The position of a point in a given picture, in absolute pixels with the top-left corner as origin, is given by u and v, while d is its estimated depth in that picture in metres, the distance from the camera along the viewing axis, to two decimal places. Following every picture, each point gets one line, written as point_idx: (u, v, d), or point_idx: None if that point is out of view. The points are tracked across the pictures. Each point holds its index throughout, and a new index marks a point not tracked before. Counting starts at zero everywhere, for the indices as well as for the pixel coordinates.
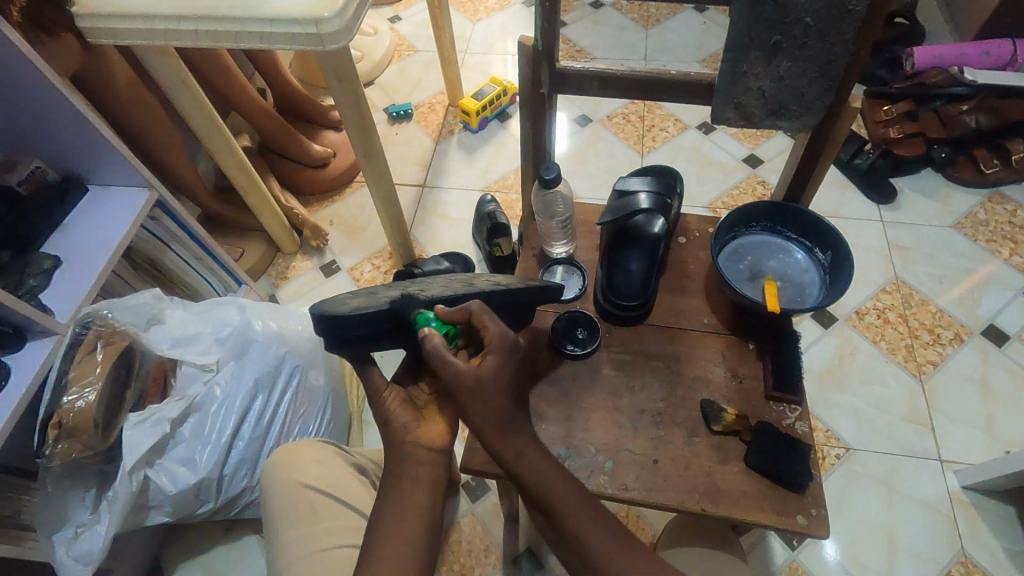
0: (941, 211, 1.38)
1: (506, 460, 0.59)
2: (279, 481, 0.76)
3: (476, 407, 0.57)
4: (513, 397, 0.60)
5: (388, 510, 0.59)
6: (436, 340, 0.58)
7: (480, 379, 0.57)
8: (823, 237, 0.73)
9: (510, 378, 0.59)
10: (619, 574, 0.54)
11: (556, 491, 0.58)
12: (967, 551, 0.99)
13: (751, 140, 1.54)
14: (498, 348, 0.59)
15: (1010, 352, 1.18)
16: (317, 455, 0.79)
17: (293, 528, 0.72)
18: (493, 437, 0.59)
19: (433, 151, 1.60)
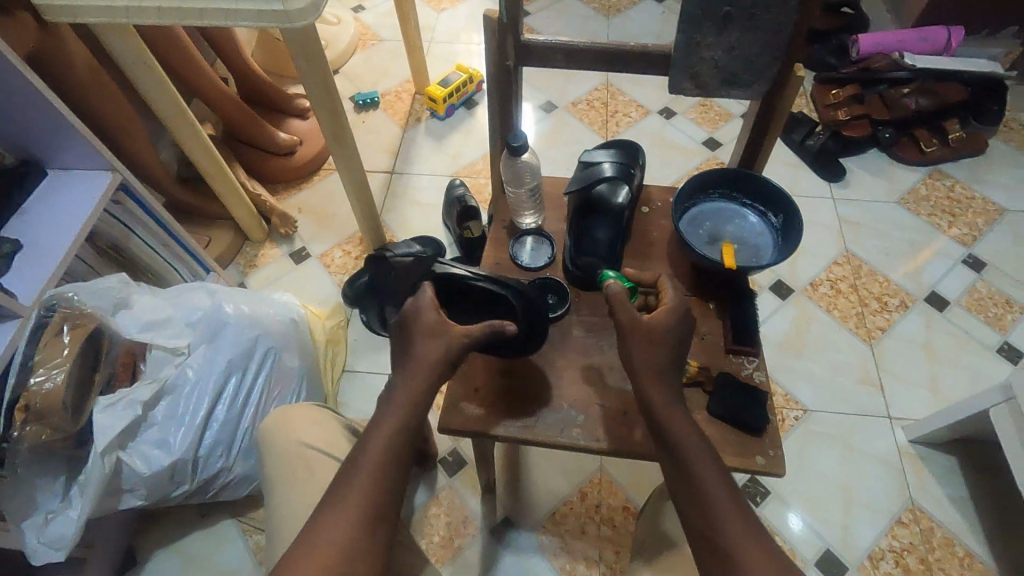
0: (887, 188, 1.47)
1: (643, 380, 0.61)
2: (274, 444, 0.78)
3: (646, 353, 0.61)
4: (677, 355, 0.63)
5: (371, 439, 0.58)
6: (618, 288, 0.65)
7: (657, 328, 0.63)
8: (776, 201, 0.78)
9: (680, 337, 0.63)
10: (733, 532, 0.52)
11: (677, 418, 0.59)
12: (915, 499, 1.06)
13: (709, 124, 1.60)
14: (676, 310, 0.64)
15: (951, 316, 1.26)
16: (310, 417, 0.80)
17: (291, 488, 0.73)
18: (651, 386, 0.60)
19: (401, 139, 1.61)
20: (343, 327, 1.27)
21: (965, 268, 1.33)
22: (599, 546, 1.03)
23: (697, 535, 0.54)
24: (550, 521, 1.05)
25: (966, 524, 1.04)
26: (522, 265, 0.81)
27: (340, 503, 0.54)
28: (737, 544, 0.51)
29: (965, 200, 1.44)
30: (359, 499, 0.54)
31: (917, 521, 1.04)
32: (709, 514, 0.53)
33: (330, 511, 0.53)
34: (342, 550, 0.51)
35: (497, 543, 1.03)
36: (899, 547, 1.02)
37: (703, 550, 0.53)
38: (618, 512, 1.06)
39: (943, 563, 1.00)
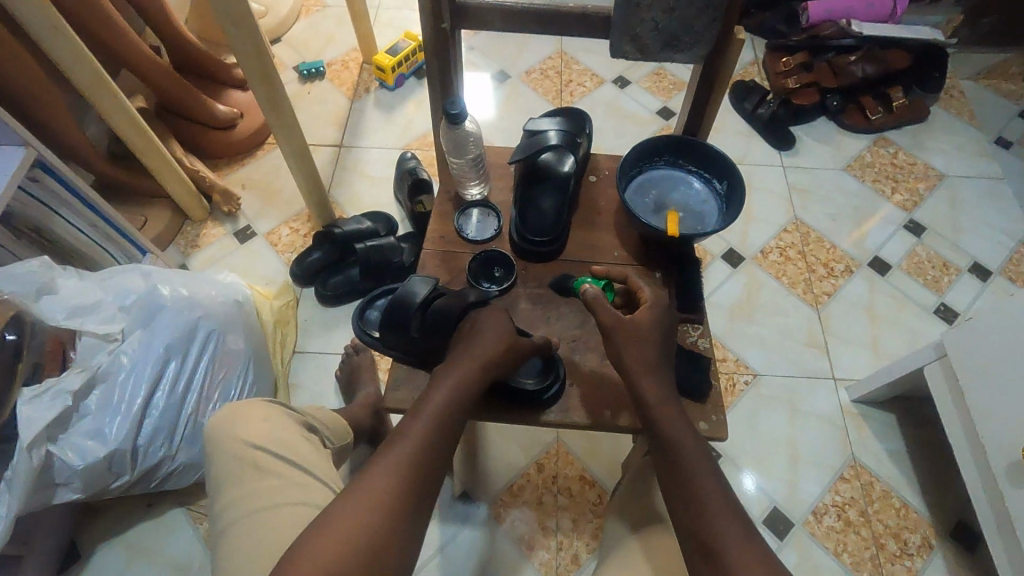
0: (834, 155, 1.49)
1: (638, 382, 0.62)
2: (216, 445, 0.69)
3: (633, 350, 0.63)
4: (665, 351, 0.64)
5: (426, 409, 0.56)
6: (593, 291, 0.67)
7: (639, 326, 0.65)
8: (720, 168, 0.78)
9: (666, 331, 0.65)
10: (718, 517, 0.52)
11: (677, 422, 0.59)
12: (857, 455, 1.11)
13: (663, 93, 1.59)
14: (655, 305, 0.67)
15: (892, 279, 1.31)
16: (261, 415, 0.72)
17: (233, 490, 0.66)
18: (642, 381, 0.62)
19: (348, 110, 1.55)
20: (292, 307, 1.23)
21: (906, 233, 1.37)
22: (556, 515, 1.04)
23: (687, 533, 0.54)
24: (508, 493, 1.06)
25: (903, 476, 1.09)
26: (468, 238, 0.79)
27: (390, 449, 0.53)
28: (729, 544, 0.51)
29: (907, 166, 1.48)
30: (404, 464, 0.52)
31: (858, 476, 1.09)
32: (710, 514, 0.53)
33: (370, 475, 0.52)
34: (393, 496, 0.50)
35: (455, 517, 1.03)
36: (841, 502, 1.06)
37: (692, 546, 0.53)
38: (575, 481, 1.07)
39: (882, 515, 1.05)
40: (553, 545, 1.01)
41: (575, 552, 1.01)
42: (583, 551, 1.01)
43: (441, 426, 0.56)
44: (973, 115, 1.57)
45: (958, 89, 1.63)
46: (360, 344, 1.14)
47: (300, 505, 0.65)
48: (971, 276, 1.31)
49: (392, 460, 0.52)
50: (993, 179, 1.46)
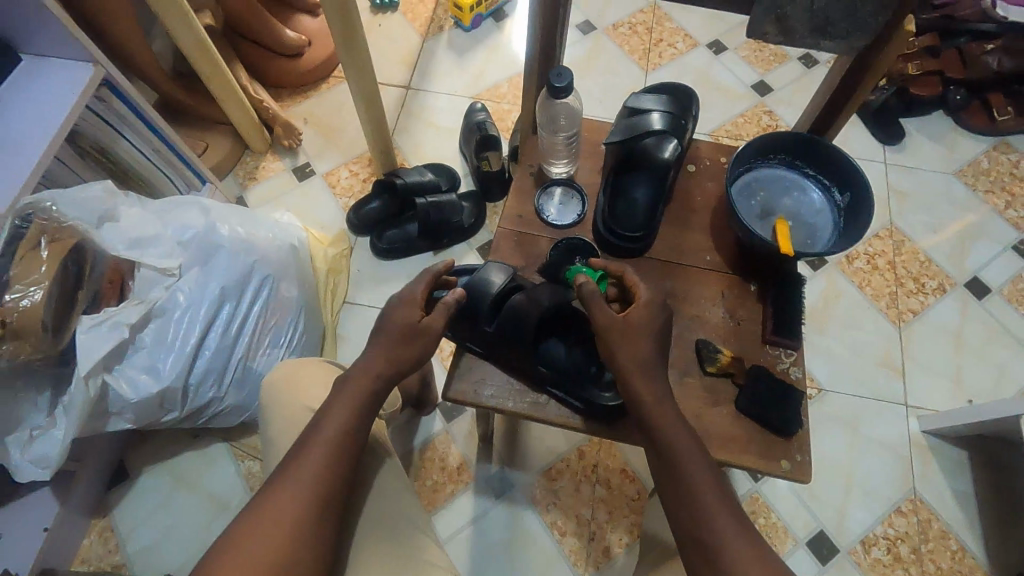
0: (945, 157, 1.34)
1: (631, 381, 0.58)
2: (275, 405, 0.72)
3: (625, 350, 0.58)
4: (661, 345, 0.60)
5: (336, 402, 0.58)
6: (591, 288, 0.61)
7: (632, 325, 0.59)
8: (845, 176, 0.68)
9: (662, 330, 0.60)
10: (720, 521, 0.51)
11: (669, 423, 0.56)
12: (918, 490, 1.04)
13: (762, 65, 1.44)
14: (650, 303, 0.61)
15: (988, 305, 1.19)
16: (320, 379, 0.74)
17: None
18: (636, 382, 0.58)
19: (419, 50, 1.46)
20: (346, 256, 1.20)
21: (1014, 255, 1.24)
22: (592, 505, 1.02)
23: (687, 537, 0.52)
24: (545, 478, 1.04)
25: (965, 520, 1.02)
26: (547, 221, 0.73)
27: (300, 459, 0.55)
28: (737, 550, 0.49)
29: None
30: (321, 452, 0.55)
31: (915, 511, 1.02)
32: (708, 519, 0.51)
33: (295, 467, 0.54)
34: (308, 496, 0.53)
35: (489, 493, 1.03)
36: (894, 536, 1.00)
37: (694, 553, 0.51)
38: (615, 473, 1.04)
39: (934, 555, 0.99)
40: (586, 533, 1.00)
41: (607, 544, 0.99)
42: (616, 544, 0.99)
43: (356, 415, 0.58)
44: None
45: None
46: None
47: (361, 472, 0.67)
48: None
49: (314, 455, 0.55)
50: None
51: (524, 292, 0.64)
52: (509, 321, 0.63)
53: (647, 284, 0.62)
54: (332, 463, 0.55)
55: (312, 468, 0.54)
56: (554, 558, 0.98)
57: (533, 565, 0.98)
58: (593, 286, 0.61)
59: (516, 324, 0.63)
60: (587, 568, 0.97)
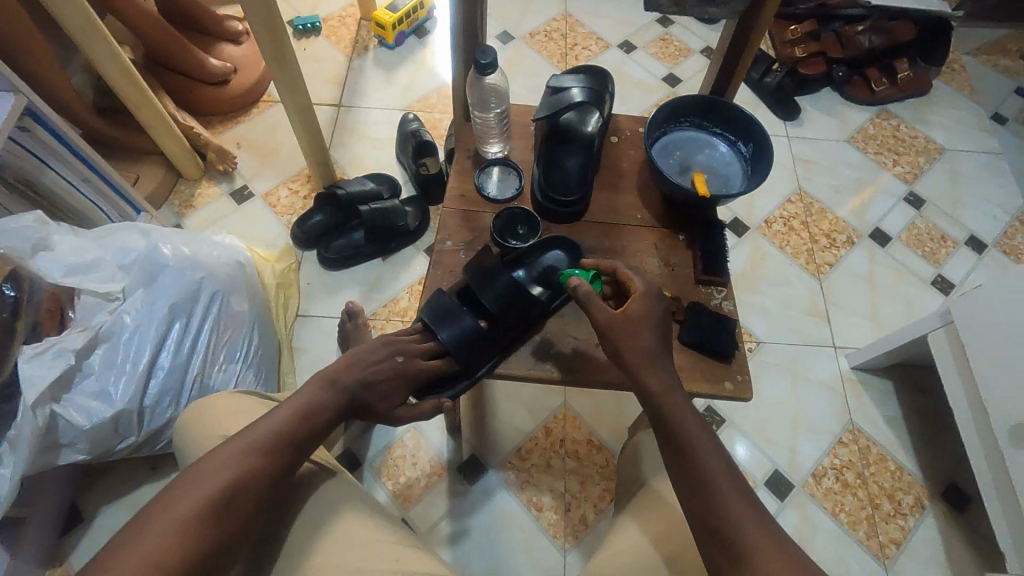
0: (838, 127, 1.50)
1: (637, 374, 0.59)
2: (191, 444, 0.67)
3: (630, 344, 0.60)
4: (663, 336, 0.62)
5: (265, 425, 0.57)
6: (585, 288, 0.63)
7: (633, 320, 0.62)
8: (746, 130, 0.77)
9: (662, 318, 0.63)
10: (734, 505, 0.52)
11: (683, 416, 0.57)
12: (855, 421, 1.13)
13: (669, 59, 1.56)
14: (646, 295, 0.64)
15: (891, 251, 1.33)
16: (230, 408, 0.69)
17: None
18: (644, 373, 0.59)
19: (347, 68, 1.50)
20: (294, 270, 1.20)
21: (906, 205, 1.39)
22: (564, 478, 1.05)
23: (700, 524, 0.52)
24: (515, 458, 1.07)
25: (899, 441, 1.12)
26: (489, 197, 0.78)
27: (249, 438, 0.55)
28: (752, 537, 0.50)
29: (909, 139, 1.49)
30: (233, 468, 0.52)
31: (855, 440, 1.12)
32: (724, 506, 0.52)
33: (220, 463, 0.53)
34: (245, 477, 0.53)
35: (463, 481, 1.04)
36: (839, 465, 1.09)
37: (706, 536, 0.52)
38: (582, 445, 1.08)
39: (877, 477, 1.08)
40: (561, 506, 1.03)
41: (583, 512, 1.02)
42: (591, 512, 1.02)
43: (288, 444, 0.56)
44: (973, 91, 1.60)
45: (959, 63, 1.65)
46: (356, 310, 1.10)
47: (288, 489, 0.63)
48: (968, 248, 1.34)
49: (261, 438, 0.55)
50: (991, 155, 1.49)
51: (478, 274, 0.70)
52: (500, 304, 0.68)
53: (641, 274, 0.65)
54: (280, 454, 0.56)
55: (221, 485, 0.51)
56: (533, 534, 1.01)
57: (516, 544, 1.00)
58: (586, 286, 0.64)
59: (505, 300, 0.68)
60: (567, 539, 1.00)
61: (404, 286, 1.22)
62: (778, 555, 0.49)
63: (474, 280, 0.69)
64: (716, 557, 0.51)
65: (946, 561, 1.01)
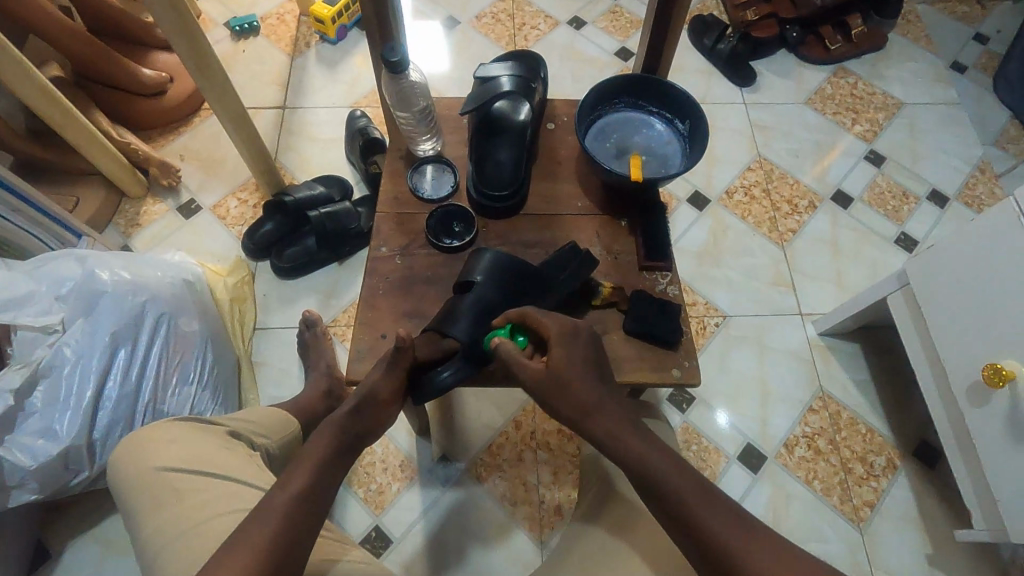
0: (795, 89, 1.47)
1: (587, 426, 0.55)
2: (128, 479, 0.65)
3: (563, 403, 0.56)
4: (597, 375, 0.58)
5: (253, 524, 0.47)
6: (508, 348, 0.58)
7: (560, 376, 0.56)
8: (681, 107, 0.74)
9: (585, 358, 0.58)
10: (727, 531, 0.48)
11: (635, 446, 0.53)
12: (824, 387, 1.13)
13: (621, 33, 1.53)
14: (561, 340, 0.58)
15: (853, 212, 1.32)
16: (170, 436, 0.68)
17: (161, 515, 0.62)
18: (595, 423, 0.55)
19: (289, 68, 1.45)
20: (248, 282, 1.17)
21: (866, 164, 1.38)
22: (537, 470, 1.05)
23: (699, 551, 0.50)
24: (486, 454, 1.06)
25: (868, 403, 1.12)
26: (423, 197, 0.75)
27: (265, 508, 0.48)
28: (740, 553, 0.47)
29: (867, 96, 1.47)
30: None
31: (825, 407, 1.11)
32: (702, 522, 0.49)
33: (235, 546, 0.46)
34: (269, 546, 0.46)
35: (435, 484, 1.03)
36: (811, 433, 1.09)
37: (708, 563, 0.49)
38: (553, 435, 1.07)
39: (848, 441, 1.08)
40: (535, 499, 1.02)
41: (557, 503, 1.02)
42: (566, 501, 1.02)
43: (289, 530, 0.47)
44: (929, 41, 1.58)
45: (915, 14, 1.62)
46: (314, 318, 1.08)
47: (232, 512, 0.61)
48: (930, 203, 1.33)
49: (273, 504, 0.48)
50: (949, 106, 1.47)
51: (468, 267, 0.67)
52: (491, 286, 0.65)
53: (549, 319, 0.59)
54: (300, 515, 0.48)
55: None
56: (509, 529, 1.00)
57: (492, 541, 0.99)
58: (507, 346, 0.59)
59: (499, 279, 0.65)
60: (543, 531, 1.00)
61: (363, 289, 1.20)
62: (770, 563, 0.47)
63: (463, 271, 0.67)
64: None
65: (919, 518, 1.02)
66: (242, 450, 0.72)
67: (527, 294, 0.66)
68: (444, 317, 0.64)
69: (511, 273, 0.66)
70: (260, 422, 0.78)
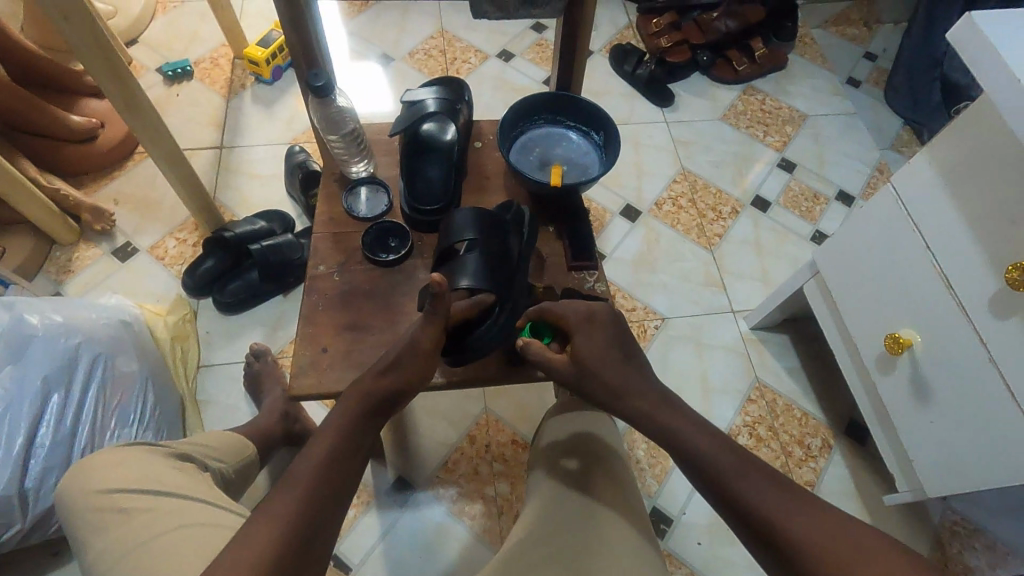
0: (710, 107, 1.59)
1: (616, 403, 0.61)
2: (72, 506, 0.64)
3: (593, 385, 0.61)
4: (625, 359, 0.62)
5: (277, 500, 0.48)
6: (535, 348, 0.64)
7: (582, 363, 0.62)
8: (595, 120, 0.81)
9: (608, 347, 0.63)
10: (767, 499, 0.51)
11: (667, 419, 0.58)
12: (760, 377, 1.20)
13: (547, 63, 1.62)
14: (581, 329, 0.64)
15: (773, 214, 1.42)
16: (115, 460, 0.67)
17: (110, 537, 0.61)
18: (626, 398, 0.60)
19: (225, 109, 1.46)
20: (190, 320, 1.16)
21: (780, 171, 1.50)
22: (494, 482, 1.06)
23: (742, 524, 0.52)
24: (443, 471, 1.06)
25: (801, 389, 1.19)
26: (358, 217, 0.78)
27: (288, 483, 0.49)
28: (794, 527, 0.48)
29: (775, 110, 1.61)
30: None
31: (763, 396, 1.18)
32: (750, 502, 0.51)
33: (262, 520, 0.46)
34: (286, 525, 0.46)
35: (393, 505, 1.03)
36: (751, 421, 1.15)
37: (753, 533, 0.51)
38: (508, 446, 1.09)
39: (786, 426, 1.15)
40: (494, 511, 1.03)
41: (515, 513, 1.03)
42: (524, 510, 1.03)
43: (309, 506, 0.48)
44: (824, 60, 1.74)
45: (810, 37, 1.80)
46: (261, 349, 1.08)
47: (181, 529, 0.60)
48: (839, 203, 1.45)
49: (296, 477, 0.49)
50: (848, 116, 1.62)
51: (446, 232, 0.71)
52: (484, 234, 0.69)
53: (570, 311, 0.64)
54: (319, 489, 0.49)
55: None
56: (468, 543, 1.00)
57: (452, 557, 0.99)
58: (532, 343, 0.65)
59: (485, 226, 0.69)
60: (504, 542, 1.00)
61: None
62: (833, 531, 0.48)
63: (443, 240, 0.71)
64: (766, 553, 0.50)
65: (856, 492, 1.08)
66: (192, 471, 0.71)
67: (510, 235, 0.71)
68: (453, 280, 0.67)
69: (488, 221, 0.70)
70: (218, 447, 0.78)
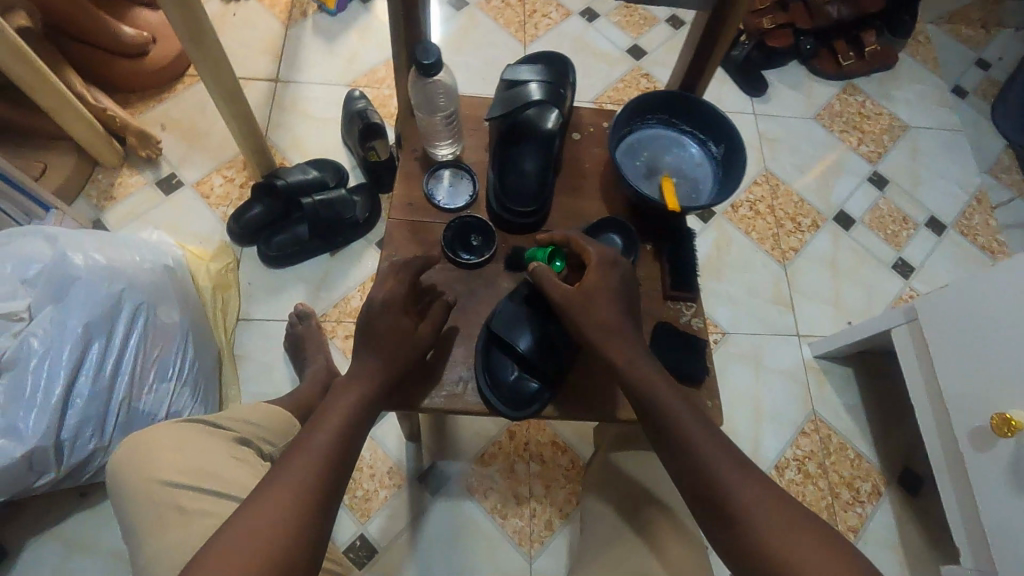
0: (804, 102, 1.45)
1: (608, 351, 0.57)
2: (128, 490, 0.60)
3: (586, 317, 0.58)
4: (626, 307, 0.59)
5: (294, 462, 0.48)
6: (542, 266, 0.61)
7: (589, 292, 0.59)
8: (717, 130, 0.71)
9: (618, 288, 0.60)
10: (741, 487, 0.49)
11: (658, 386, 0.55)
12: (816, 410, 1.13)
13: (634, 29, 1.47)
14: (601, 263, 0.61)
15: (855, 234, 1.31)
16: (176, 444, 0.63)
17: (165, 536, 0.57)
18: (613, 347, 0.57)
19: (284, 37, 1.35)
20: (233, 270, 1.11)
21: (870, 186, 1.38)
22: (529, 482, 1.02)
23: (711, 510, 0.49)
24: (478, 463, 1.03)
25: (858, 429, 1.13)
26: (439, 206, 0.71)
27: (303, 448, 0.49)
28: (764, 519, 0.47)
29: (873, 116, 1.46)
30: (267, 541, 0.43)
31: (817, 430, 1.12)
32: (724, 491, 0.49)
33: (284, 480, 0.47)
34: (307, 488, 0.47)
35: (424, 491, 1.00)
36: (801, 456, 1.09)
37: (721, 523, 0.49)
38: (547, 447, 1.05)
39: (837, 466, 1.09)
40: (525, 513, 1.00)
41: (547, 518, 1.00)
42: (556, 517, 1.00)
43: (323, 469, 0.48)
44: (936, 64, 1.58)
45: (925, 34, 1.62)
46: (306, 311, 1.05)
47: None
48: (927, 230, 1.34)
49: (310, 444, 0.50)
50: (952, 132, 1.48)
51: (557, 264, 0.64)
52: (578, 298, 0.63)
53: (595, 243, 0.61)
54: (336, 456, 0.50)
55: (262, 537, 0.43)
56: (495, 541, 0.98)
57: (479, 554, 0.97)
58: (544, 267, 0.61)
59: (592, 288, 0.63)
60: (532, 546, 0.98)
61: (353, 285, 1.14)
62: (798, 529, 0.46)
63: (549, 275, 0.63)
64: (727, 541, 0.48)
65: (899, 546, 1.04)
66: (251, 460, 0.66)
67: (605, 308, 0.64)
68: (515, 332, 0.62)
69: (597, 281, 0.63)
70: (269, 428, 0.72)
